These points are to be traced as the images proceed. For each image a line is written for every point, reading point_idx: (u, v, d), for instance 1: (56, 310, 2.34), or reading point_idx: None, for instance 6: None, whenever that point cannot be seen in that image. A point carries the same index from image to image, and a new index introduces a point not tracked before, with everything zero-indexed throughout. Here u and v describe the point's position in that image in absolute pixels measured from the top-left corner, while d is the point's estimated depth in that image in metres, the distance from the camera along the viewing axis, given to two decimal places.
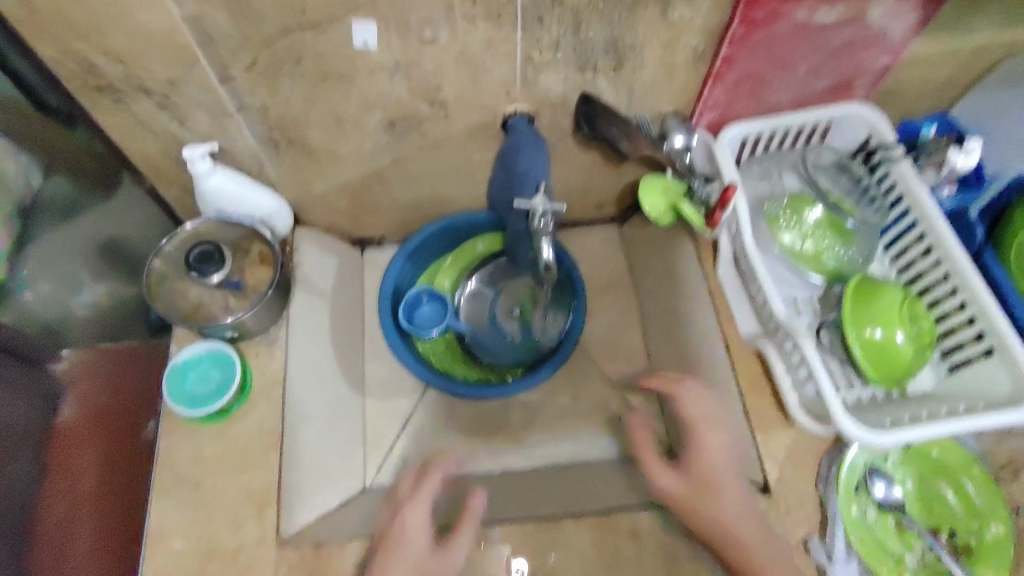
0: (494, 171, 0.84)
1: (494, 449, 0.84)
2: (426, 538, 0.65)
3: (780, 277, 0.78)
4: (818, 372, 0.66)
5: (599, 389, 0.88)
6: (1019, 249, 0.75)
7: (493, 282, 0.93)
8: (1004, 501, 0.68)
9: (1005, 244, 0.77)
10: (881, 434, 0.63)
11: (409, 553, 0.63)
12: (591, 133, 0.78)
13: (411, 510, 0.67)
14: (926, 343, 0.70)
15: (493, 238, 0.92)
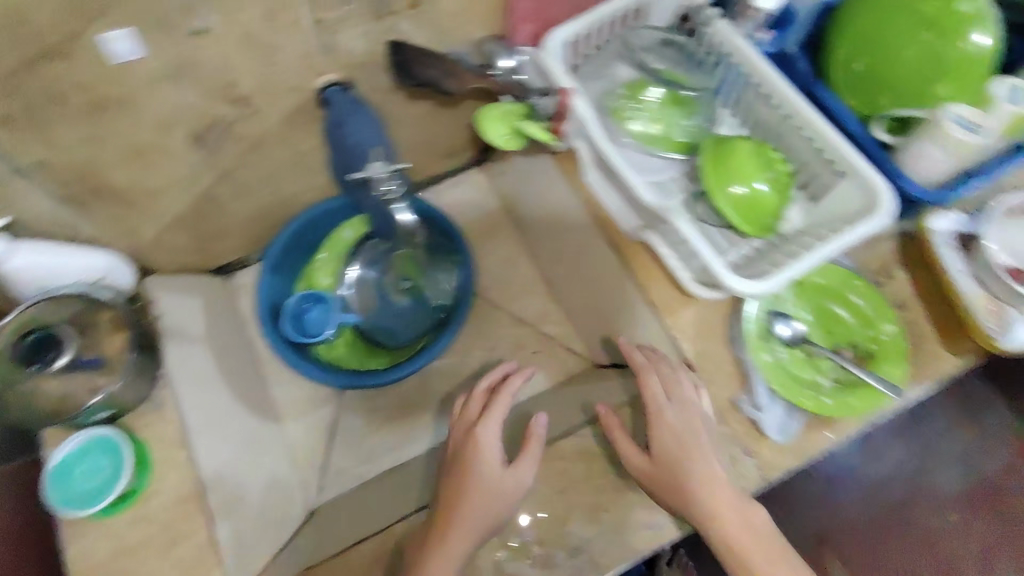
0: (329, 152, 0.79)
1: (428, 423, 0.82)
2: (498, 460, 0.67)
3: (641, 165, 0.77)
4: (696, 242, 0.67)
5: (512, 331, 0.87)
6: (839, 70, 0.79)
7: (375, 262, 0.85)
8: (889, 306, 0.74)
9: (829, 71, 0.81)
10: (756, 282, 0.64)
11: (482, 487, 0.65)
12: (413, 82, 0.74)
13: (483, 437, 0.68)
14: (784, 185, 0.73)
15: (358, 221, 0.87)
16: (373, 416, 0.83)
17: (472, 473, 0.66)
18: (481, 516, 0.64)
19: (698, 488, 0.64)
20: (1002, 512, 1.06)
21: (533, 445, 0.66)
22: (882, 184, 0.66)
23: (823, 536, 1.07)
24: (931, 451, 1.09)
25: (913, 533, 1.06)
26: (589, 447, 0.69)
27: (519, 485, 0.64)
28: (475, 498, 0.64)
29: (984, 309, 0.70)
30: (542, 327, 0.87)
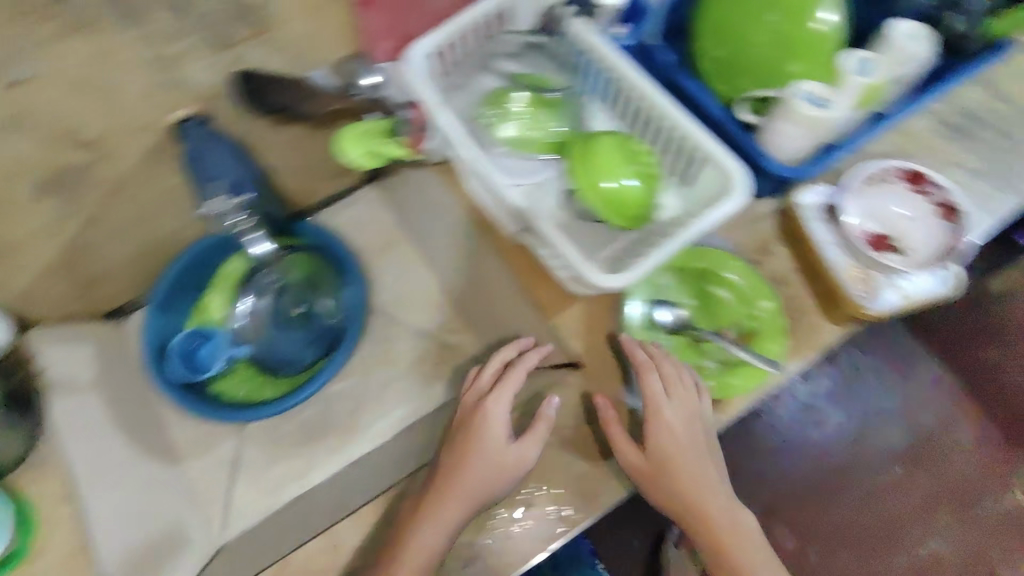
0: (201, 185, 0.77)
1: (331, 448, 0.80)
2: (503, 438, 0.67)
3: (515, 171, 0.76)
4: (559, 242, 0.66)
5: (416, 346, 0.86)
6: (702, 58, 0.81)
7: (263, 291, 0.84)
8: (765, 281, 0.75)
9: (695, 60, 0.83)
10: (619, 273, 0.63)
11: (484, 458, 0.66)
12: (271, 109, 0.74)
13: (493, 409, 0.68)
14: (649, 174, 0.74)
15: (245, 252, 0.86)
16: (276, 444, 0.80)
17: (474, 448, 0.67)
18: (479, 491, 0.66)
19: (687, 488, 0.70)
20: (929, 466, 1.36)
21: (540, 428, 0.68)
22: (735, 167, 0.67)
23: (771, 508, 1.35)
24: (872, 411, 1.39)
25: (855, 496, 1.35)
26: None
27: (521, 468, 0.66)
28: (475, 471, 0.66)
29: (850, 276, 0.72)
30: (444, 337, 0.86)
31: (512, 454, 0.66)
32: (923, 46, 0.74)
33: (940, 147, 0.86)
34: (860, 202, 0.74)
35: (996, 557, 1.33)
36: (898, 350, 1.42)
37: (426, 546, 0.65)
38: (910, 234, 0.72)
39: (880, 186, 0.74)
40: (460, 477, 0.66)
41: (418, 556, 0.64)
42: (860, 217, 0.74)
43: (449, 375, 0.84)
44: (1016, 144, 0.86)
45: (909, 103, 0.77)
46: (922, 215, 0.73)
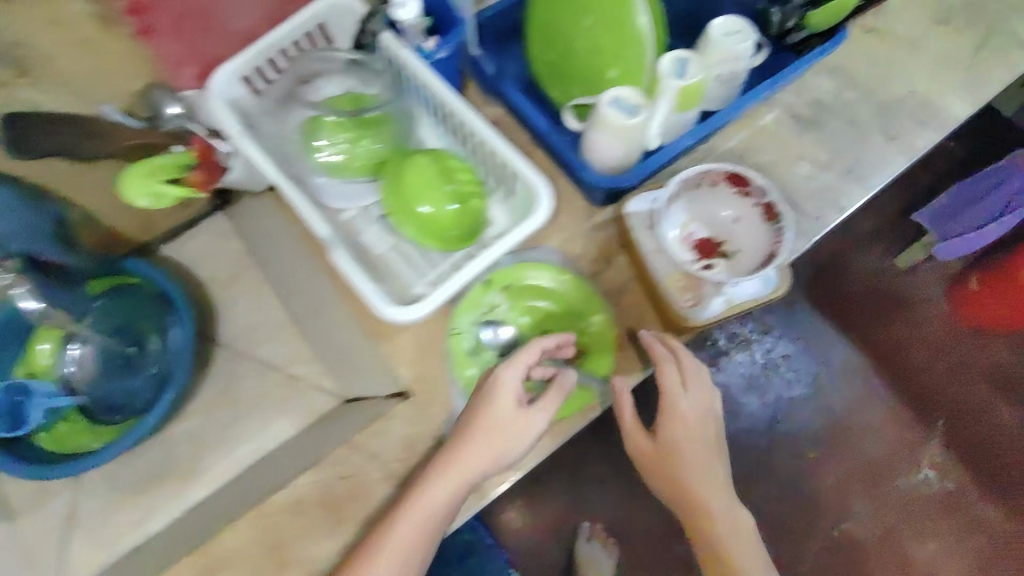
0: None
1: (169, 493, 0.78)
2: (514, 402, 0.65)
3: (338, 195, 0.75)
4: (352, 271, 0.64)
5: (262, 380, 0.84)
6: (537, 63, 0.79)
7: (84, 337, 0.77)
8: (593, 290, 0.74)
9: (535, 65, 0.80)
10: (409, 307, 0.62)
11: (492, 429, 0.64)
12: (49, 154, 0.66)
13: (503, 375, 0.65)
14: (467, 193, 0.71)
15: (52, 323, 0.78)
16: (113, 494, 0.77)
17: (483, 411, 0.65)
18: (475, 465, 0.64)
19: (686, 482, 0.71)
20: (844, 450, 1.36)
21: (552, 396, 0.66)
22: (539, 183, 0.65)
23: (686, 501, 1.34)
24: (784, 395, 1.38)
25: (770, 481, 1.35)
26: (302, 493, 0.68)
27: (527, 435, 0.64)
28: (478, 443, 0.64)
29: (675, 285, 0.70)
30: (290, 369, 0.85)
31: (519, 420, 0.64)
32: (740, 41, 0.71)
33: (788, 138, 0.84)
34: (685, 207, 0.74)
35: (902, 534, 1.32)
36: (807, 333, 1.41)
37: (430, 502, 0.64)
38: (735, 235, 0.72)
39: (705, 187, 0.72)
40: (469, 443, 0.64)
41: (421, 516, 0.63)
42: (685, 223, 0.74)
43: (294, 409, 0.83)
44: (864, 132, 0.84)
45: (733, 105, 0.76)
46: (747, 215, 0.71)
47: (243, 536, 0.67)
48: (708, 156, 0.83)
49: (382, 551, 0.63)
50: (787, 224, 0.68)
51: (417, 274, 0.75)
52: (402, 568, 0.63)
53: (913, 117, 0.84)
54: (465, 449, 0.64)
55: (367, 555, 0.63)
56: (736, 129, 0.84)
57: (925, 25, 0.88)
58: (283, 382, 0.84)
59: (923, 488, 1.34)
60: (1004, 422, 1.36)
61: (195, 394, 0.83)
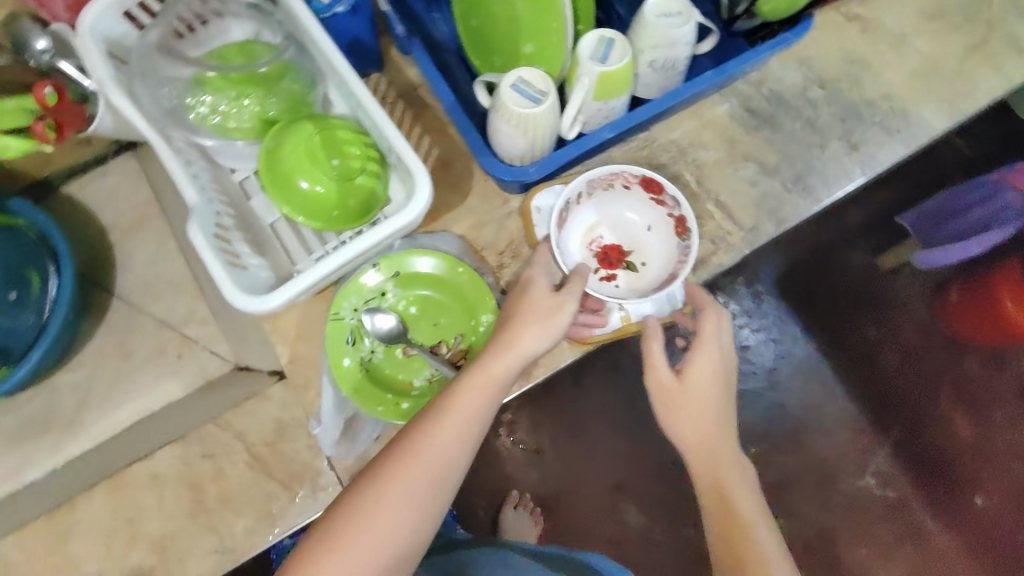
0: None
1: (49, 445, 0.76)
2: (548, 289, 0.61)
3: (228, 153, 0.71)
4: (206, 252, 0.59)
5: (156, 337, 0.81)
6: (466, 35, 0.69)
7: None
8: (487, 286, 0.68)
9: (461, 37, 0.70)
10: (264, 298, 0.57)
11: (538, 306, 0.60)
12: None
13: (532, 271, 0.63)
14: (354, 172, 0.64)
15: None
16: None
17: (525, 295, 0.61)
18: (530, 342, 0.58)
19: (706, 421, 0.63)
20: (801, 444, 1.19)
21: (578, 280, 0.61)
22: (417, 170, 0.59)
23: (622, 483, 1.08)
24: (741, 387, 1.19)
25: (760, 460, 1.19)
26: (163, 468, 0.66)
27: (564, 314, 0.59)
28: (527, 317, 0.59)
29: None
30: (185, 330, 0.82)
31: (560, 300, 0.60)
32: (678, 26, 0.62)
33: (738, 135, 0.76)
34: (596, 208, 0.70)
35: (841, 537, 1.19)
36: (775, 323, 1.19)
37: (487, 379, 0.57)
38: (643, 244, 0.69)
39: (616, 190, 0.69)
40: (517, 321, 0.59)
41: (477, 393, 0.57)
42: (594, 224, 0.70)
43: (183, 371, 0.80)
44: (823, 137, 0.75)
45: (670, 93, 0.68)
46: (660, 224, 0.69)
47: (97, 505, 0.65)
48: (646, 148, 0.76)
49: (438, 424, 0.55)
50: (696, 239, 0.65)
51: (304, 249, 0.70)
52: (461, 443, 0.56)
53: (880, 125, 0.76)
54: (515, 329, 0.59)
55: (425, 429, 0.55)
56: (681, 118, 0.76)
57: (913, 19, 0.79)
58: (177, 341, 0.82)
59: (864, 496, 1.19)
60: (961, 437, 1.19)
61: (86, 343, 0.81)
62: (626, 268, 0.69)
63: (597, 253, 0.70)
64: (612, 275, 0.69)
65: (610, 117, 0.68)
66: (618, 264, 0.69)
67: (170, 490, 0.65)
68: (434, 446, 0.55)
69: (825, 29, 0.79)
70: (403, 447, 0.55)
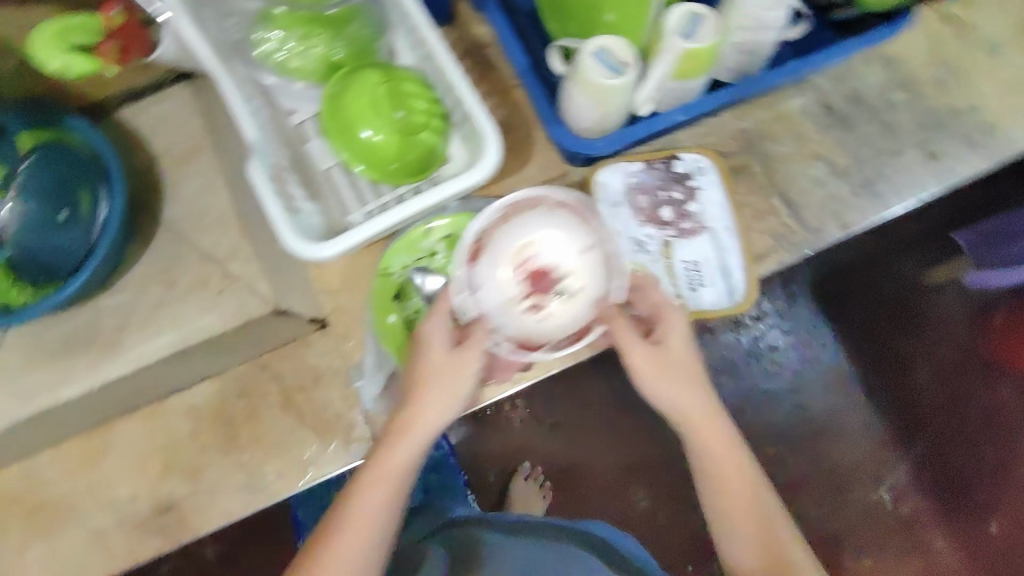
0: None
1: (89, 364, 0.77)
2: (446, 347, 0.57)
3: (288, 93, 0.70)
4: (264, 191, 0.58)
5: (199, 269, 0.82)
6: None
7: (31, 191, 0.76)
8: None
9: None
10: (321, 245, 0.57)
11: (434, 382, 0.57)
12: None
13: (430, 325, 0.58)
14: (418, 125, 0.63)
15: None
16: (36, 353, 0.77)
17: (420, 367, 0.57)
18: (432, 418, 0.57)
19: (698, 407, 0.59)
20: (814, 449, 1.20)
21: (481, 333, 0.58)
22: (487, 131, 0.57)
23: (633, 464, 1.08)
24: (761, 386, 1.21)
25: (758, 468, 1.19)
26: (201, 402, 0.66)
27: (469, 378, 0.57)
28: (426, 393, 0.57)
29: None
30: (229, 267, 0.82)
31: (458, 365, 0.57)
32: (770, 7, 0.59)
33: (808, 132, 0.73)
34: (535, 227, 0.62)
35: (847, 545, 1.19)
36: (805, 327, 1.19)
37: (391, 469, 0.56)
38: (577, 270, 0.60)
39: (543, 212, 0.63)
40: (419, 394, 0.57)
41: (384, 478, 0.56)
42: (525, 247, 0.61)
43: (222, 306, 0.81)
44: (896, 143, 0.72)
45: (752, 80, 0.65)
46: (595, 243, 0.62)
47: (135, 430, 0.65)
48: (714, 133, 0.73)
49: (347, 517, 0.56)
50: (615, 279, 0.61)
51: (358, 198, 0.69)
52: (378, 528, 0.56)
53: (962, 137, 0.72)
54: (418, 403, 0.57)
55: (339, 523, 0.56)
56: (752, 108, 0.73)
57: (1011, 28, 0.75)
58: (219, 277, 0.82)
59: (874, 507, 1.20)
60: (984, 460, 1.18)
61: (131, 268, 0.81)
62: None
63: (522, 283, 0.60)
64: (540, 309, 0.60)
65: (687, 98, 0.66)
66: (546, 294, 0.61)
67: (206, 423, 0.66)
68: (353, 536, 0.55)
69: (917, 29, 0.75)
70: (324, 545, 0.55)
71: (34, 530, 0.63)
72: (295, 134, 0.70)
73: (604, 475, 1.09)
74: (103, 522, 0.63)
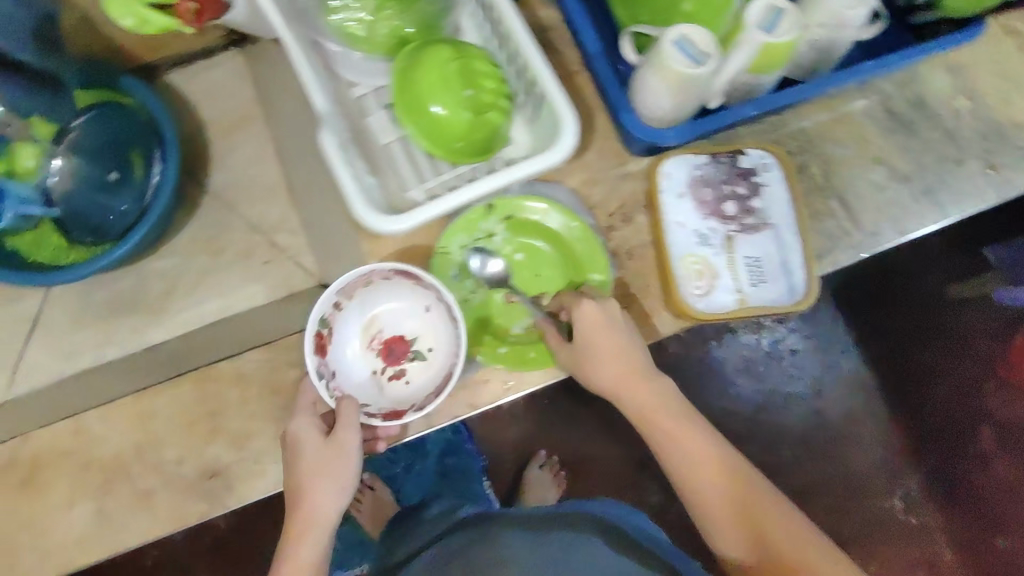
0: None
1: (134, 326, 0.78)
2: (318, 440, 0.59)
3: (350, 65, 0.68)
4: (336, 161, 0.57)
5: (246, 240, 0.81)
6: None
7: None
8: (600, 247, 0.66)
9: None
10: (393, 218, 0.56)
11: (309, 477, 0.59)
12: None
13: (297, 427, 0.61)
14: (490, 103, 0.62)
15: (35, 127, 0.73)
16: (82, 313, 0.78)
17: (300, 470, 0.59)
18: (321, 511, 0.59)
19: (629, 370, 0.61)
20: (826, 453, 1.19)
21: (351, 416, 0.60)
22: (565, 113, 0.56)
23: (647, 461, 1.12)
24: (780, 390, 1.19)
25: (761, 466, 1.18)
26: (251, 370, 0.66)
27: (350, 462, 0.59)
28: (308, 486, 0.59)
29: (689, 267, 0.64)
30: (275, 238, 0.81)
31: (336, 455, 0.59)
32: (853, 5, 0.59)
33: (872, 135, 0.73)
34: (360, 311, 0.68)
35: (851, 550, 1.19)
36: (823, 336, 1.19)
37: (298, 566, 0.57)
38: (420, 330, 0.69)
39: (381, 285, 0.68)
40: (304, 493, 0.59)
41: (297, 573, 0.57)
42: (371, 320, 0.69)
43: (266, 277, 0.80)
44: (960, 151, 0.72)
45: (822, 78, 0.65)
46: (434, 308, 0.67)
47: (187, 394, 0.66)
48: (776, 131, 0.73)
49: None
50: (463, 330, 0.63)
51: (416, 176, 0.68)
52: None
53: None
54: (304, 500, 0.59)
55: None
56: (815, 109, 0.73)
57: None
58: (265, 247, 0.81)
59: (885, 514, 1.20)
60: (1000, 477, 1.17)
61: (177, 233, 0.81)
62: (413, 359, 0.69)
63: (379, 351, 0.69)
64: (400, 371, 0.69)
65: (757, 93, 0.65)
66: (403, 359, 0.69)
67: (256, 391, 0.66)
68: None
69: (985, 41, 0.74)
70: None
71: (83, 486, 0.63)
72: (360, 109, 0.70)
73: (616, 466, 1.11)
74: (149, 483, 0.63)
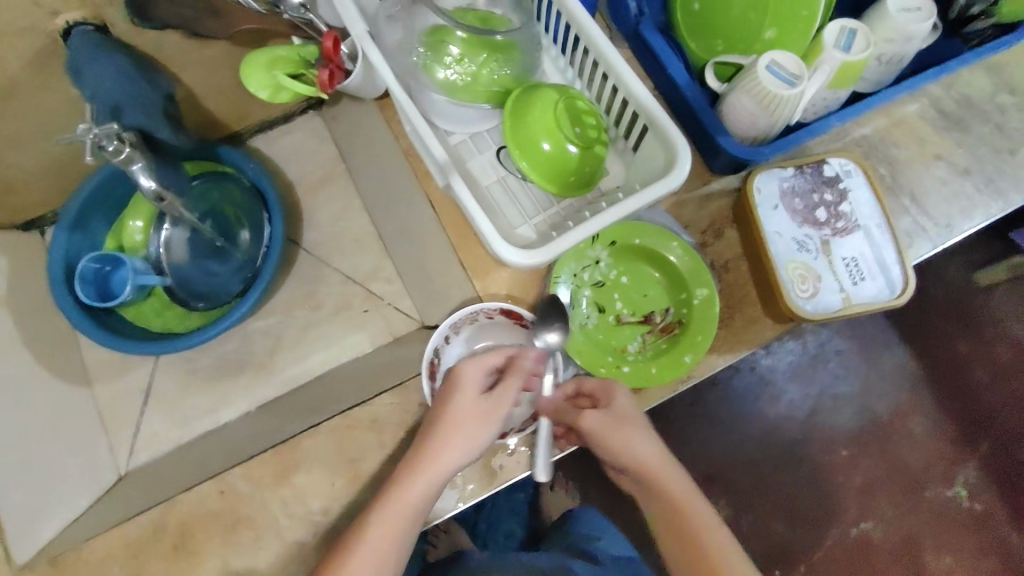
0: (144, 86, 0.63)
1: (243, 387, 0.82)
2: (478, 393, 0.59)
3: (449, 114, 0.71)
4: (470, 207, 0.61)
5: (341, 292, 0.85)
6: (689, 23, 0.72)
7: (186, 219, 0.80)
8: (704, 265, 0.69)
9: (677, 19, 0.73)
10: (532, 251, 0.60)
11: (459, 416, 0.58)
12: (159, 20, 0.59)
13: (466, 367, 0.60)
14: (597, 139, 0.66)
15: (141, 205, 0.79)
16: (192, 376, 0.83)
17: (448, 408, 0.59)
18: (449, 460, 0.58)
19: None
20: (885, 448, 1.15)
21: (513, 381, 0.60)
22: (679, 141, 0.61)
23: (713, 474, 1.13)
24: (829, 393, 1.16)
25: (813, 466, 1.14)
26: (384, 415, 0.68)
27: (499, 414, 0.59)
28: (453, 425, 0.58)
29: (794, 273, 0.68)
30: (370, 287, 0.85)
31: (488, 410, 0.59)
32: (918, 20, 0.65)
33: (929, 135, 0.78)
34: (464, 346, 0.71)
35: (926, 544, 1.13)
36: (866, 333, 1.18)
37: (401, 502, 0.57)
38: None
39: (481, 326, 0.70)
40: (445, 432, 0.58)
41: (407, 501, 0.57)
42: None
43: (365, 325, 0.84)
44: (1012, 142, 0.78)
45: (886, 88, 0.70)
46: None
47: (323, 444, 0.67)
48: (842, 139, 0.78)
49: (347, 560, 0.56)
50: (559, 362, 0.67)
51: (522, 214, 0.71)
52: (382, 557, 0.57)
53: None
54: (440, 440, 0.58)
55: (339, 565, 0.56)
56: (875, 116, 0.78)
57: None
58: (360, 298, 0.85)
59: (950, 505, 1.14)
60: None
61: (275, 294, 0.84)
62: None
63: None
64: None
65: (832, 106, 0.70)
66: None
67: (389, 433, 0.67)
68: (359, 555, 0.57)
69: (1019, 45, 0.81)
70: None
71: (233, 545, 0.64)
72: (463, 155, 0.73)
73: None
74: (298, 533, 0.65)
